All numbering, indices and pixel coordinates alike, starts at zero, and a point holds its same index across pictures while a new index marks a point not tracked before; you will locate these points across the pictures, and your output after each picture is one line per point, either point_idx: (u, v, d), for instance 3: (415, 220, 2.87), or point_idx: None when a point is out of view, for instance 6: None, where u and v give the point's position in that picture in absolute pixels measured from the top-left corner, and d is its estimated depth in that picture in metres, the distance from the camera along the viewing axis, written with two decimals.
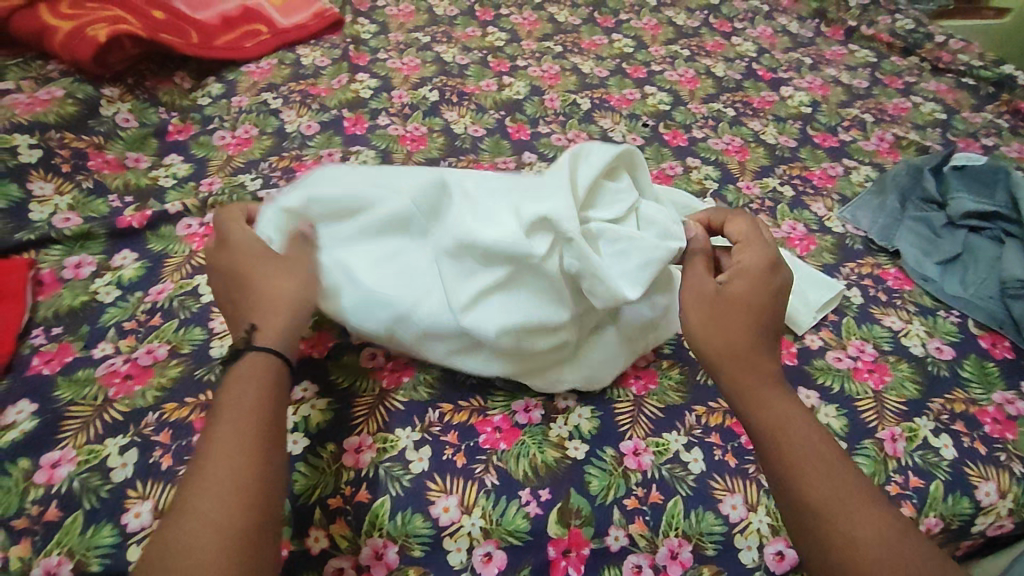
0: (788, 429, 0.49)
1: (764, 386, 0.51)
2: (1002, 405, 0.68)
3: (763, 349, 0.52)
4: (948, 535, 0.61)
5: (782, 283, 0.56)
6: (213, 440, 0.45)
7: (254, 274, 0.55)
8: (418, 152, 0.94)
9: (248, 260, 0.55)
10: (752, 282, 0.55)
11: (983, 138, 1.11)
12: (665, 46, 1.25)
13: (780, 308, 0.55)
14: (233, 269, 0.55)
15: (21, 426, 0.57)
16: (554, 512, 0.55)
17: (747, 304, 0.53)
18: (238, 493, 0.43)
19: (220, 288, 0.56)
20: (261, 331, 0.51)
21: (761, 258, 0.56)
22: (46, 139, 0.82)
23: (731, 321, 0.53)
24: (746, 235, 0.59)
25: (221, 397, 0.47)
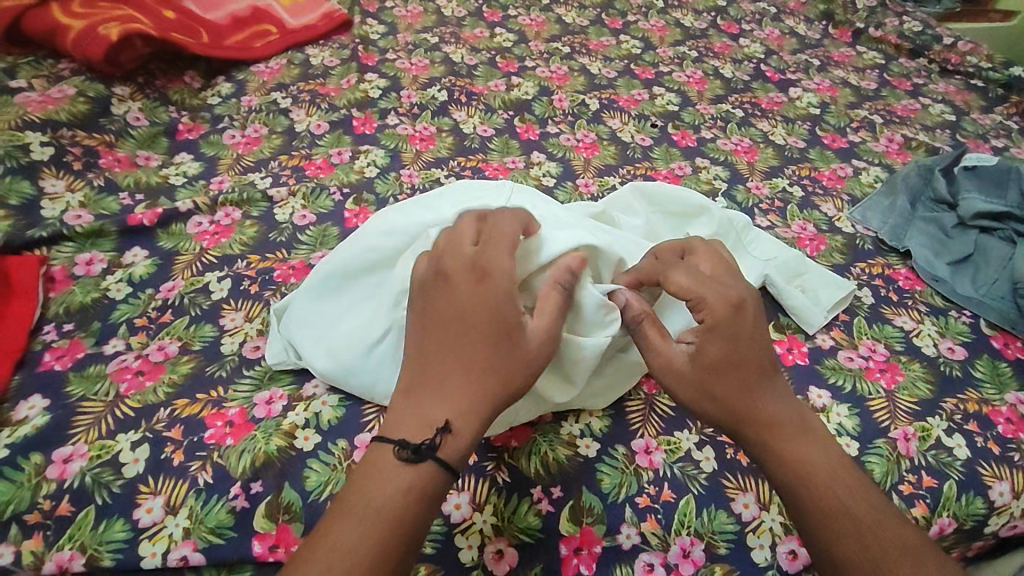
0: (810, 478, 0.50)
1: (777, 439, 0.51)
2: (1015, 405, 0.68)
3: (762, 403, 0.52)
4: (961, 535, 0.61)
5: (751, 324, 0.53)
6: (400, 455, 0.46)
7: (494, 333, 0.49)
8: (427, 151, 0.94)
9: (496, 311, 0.49)
10: (723, 340, 0.52)
11: (992, 139, 1.10)
12: (673, 47, 1.25)
13: (759, 354, 0.52)
14: (479, 312, 0.49)
15: (33, 421, 0.57)
16: (565, 510, 0.55)
17: (731, 362, 0.51)
18: (397, 531, 0.43)
19: (462, 320, 0.49)
20: (459, 424, 0.47)
21: (721, 304, 0.53)
22: (58, 137, 0.82)
23: (718, 390, 0.51)
24: (693, 274, 0.55)
25: (420, 413, 0.47)
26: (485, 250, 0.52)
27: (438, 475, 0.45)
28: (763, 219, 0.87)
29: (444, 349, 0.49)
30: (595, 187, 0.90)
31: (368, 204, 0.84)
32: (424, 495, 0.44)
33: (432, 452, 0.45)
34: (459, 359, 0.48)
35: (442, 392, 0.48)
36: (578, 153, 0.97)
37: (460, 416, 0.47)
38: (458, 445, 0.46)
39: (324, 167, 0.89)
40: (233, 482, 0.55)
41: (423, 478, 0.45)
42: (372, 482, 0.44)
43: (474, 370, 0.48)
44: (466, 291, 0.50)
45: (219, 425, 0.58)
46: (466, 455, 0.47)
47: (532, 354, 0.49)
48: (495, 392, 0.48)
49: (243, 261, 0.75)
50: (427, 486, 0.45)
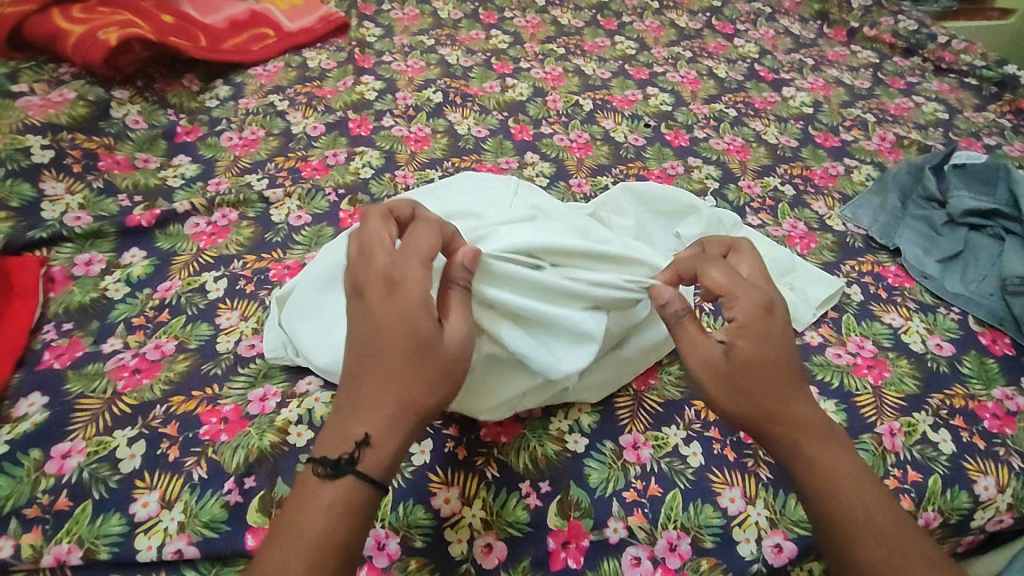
0: (839, 484, 0.50)
1: (806, 444, 0.51)
2: (1001, 401, 0.68)
3: (794, 405, 0.51)
4: (947, 529, 0.62)
5: (782, 328, 0.53)
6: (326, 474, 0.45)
7: (404, 339, 0.47)
8: (422, 152, 0.95)
9: (405, 321, 0.48)
10: (756, 340, 0.51)
11: (985, 137, 1.11)
12: (667, 47, 1.26)
13: (791, 357, 0.52)
14: (385, 326, 0.48)
15: (33, 418, 0.58)
16: (553, 504, 0.56)
17: (763, 364, 0.51)
18: (325, 553, 0.42)
19: (368, 334, 0.48)
20: (378, 430, 0.46)
21: (754, 306, 0.52)
22: (58, 140, 0.83)
23: (751, 390, 0.51)
24: (728, 274, 0.55)
25: (342, 427, 0.47)
26: (398, 259, 0.50)
27: (359, 488, 0.45)
28: (754, 217, 0.88)
29: (365, 366, 0.48)
30: (588, 187, 0.91)
31: (363, 205, 0.85)
32: (350, 510, 0.44)
33: (351, 465, 0.45)
34: (375, 371, 0.47)
35: (359, 405, 0.47)
36: (571, 153, 0.98)
37: (378, 426, 0.46)
38: (378, 457, 0.46)
39: (320, 168, 0.91)
40: (227, 477, 0.56)
41: (344, 494, 0.45)
42: (297, 508, 0.44)
43: (387, 383, 0.47)
44: (377, 304, 0.49)
45: (214, 422, 0.59)
46: (390, 465, 0.46)
47: (448, 364, 0.48)
48: (413, 402, 0.47)
49: (239, 261, 0.76)
50: (349, 501, 0.44)
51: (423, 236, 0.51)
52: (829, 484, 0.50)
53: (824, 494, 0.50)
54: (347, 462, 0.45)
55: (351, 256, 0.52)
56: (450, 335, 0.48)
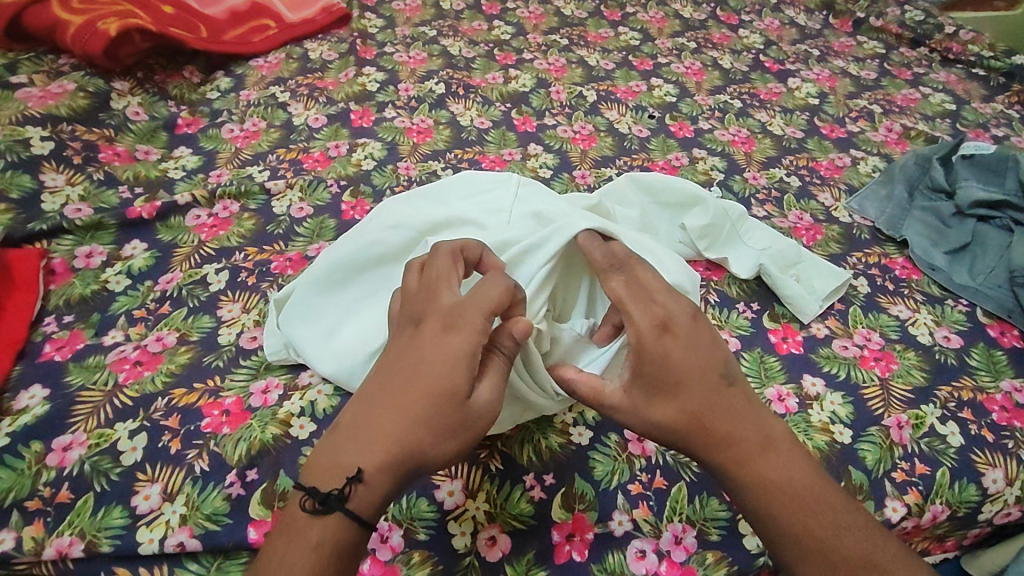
0: (775, 492, 0.48)
1: (738, 460, 0.48)
2: (1010, 393, 0.68)
3: (712, 424, 0.49)
4: (954, 522, 0.61)
5: (683, 341, 0.50)
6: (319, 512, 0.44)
7: (430, 388, 0.46)
8: (424, 143, 0.94)
9: (438, 369, 0.46)
10: (659, 363, 0.49)
11: (993, 128, 1.10)
12: (672, 38, 1.25)
13: (698, 374, 0.49)
14: (420, 367, 0.47)
15: (34, 410, 0.58)
16: (557, 497, 0.56)
17: (669, 386, 0.49)
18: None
19: (402, 367, 0.48)
20: (373, 480, 0.45)
21: (646, 323, 0.50)
22: (58, 132, 0.83)
23: (661, 419, 0.49)
24: (630, 287, 0.52)
25: (342, 457, 0.46)
26: (462, 302, 0.49)
27: (346, 530, 0.44)
28: (759, 209, 0.87)
29: (387, 402, 0.47)
30: (592, 178, 0.91)
31: (365, 196, 0.84)
32: (331, 550, 0.44)
33: (340, 503, 0.44)
34: (394, 410, 0.46)
35: (367, 440, 0.46)
36: (574, 144, 0.97)
37: (374, 467, 0.45)
38: (367, 497, 0.45)
39: (322, 160, 0.90)
40: (229, 469, 0.56)
41: (332, 533, 0.44)
42: (287, 540, 0.44)
43: (400, 426, 0.46)
44: (427, 339, 0.48)
45: (216, 414, 0.59)
46: (378, 509, 0.45)
47: (462, 425, 0.46)
48: (418, 452, 0.46)
49: (241, 253, 0.75)
50: (335, 542, 0.44)
51: (493, 283, 0.49)
52: (765, 493, 0.48)
53: (760, 512, 0.48)
54: (338, 497, 0.44)
55: (412, 286, 0.52)
56: (476, 399, 0.47)
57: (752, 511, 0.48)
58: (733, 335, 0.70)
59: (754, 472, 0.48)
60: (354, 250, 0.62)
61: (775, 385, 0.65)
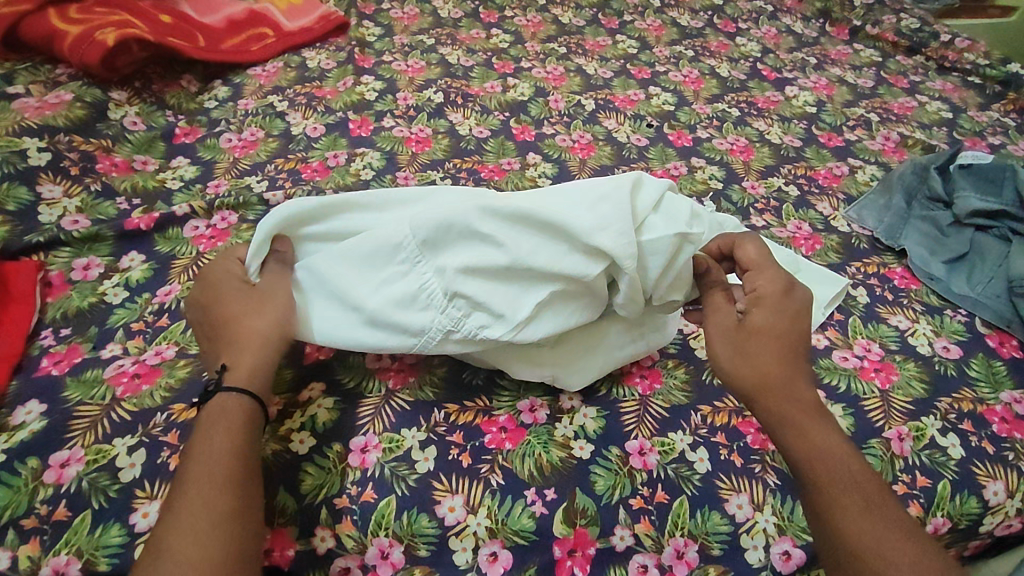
0: (832, 458, 0.49)
1: (808, 416, 0.51)
2: (1010, 404, 0.68)
3: (794, 381, 0.52)
4: (956, 534, 0.61)
5: (798, 307, 0.56)
6: (206, 410, 0.51)
7: (238, 314, 0.56)
8: (423, 153, 0.94)
9: (243, 302, 0.57)
10: (772, 313, 0.54)
11: (989, 137, 1.10)
12: (669, 46, 1.25)
13: (800, 339, 0.54)
14: (227, 310, 0.57)
15: (30, 426, 0.57)
16: (559, 512, 0.55)
17: (774, 333, 0.53)
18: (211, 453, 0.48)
19: (215, 324, 0.57)
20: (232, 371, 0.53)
21: (778, 283, 0.56)
22: (55, 142, 0.82)
23: (759, 351, 0.53)
24: (762, 251, 0.58)
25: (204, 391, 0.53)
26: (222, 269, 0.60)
27: (231, 399, 0.51)
28: (758, 218, 0.87)
29: (221, 331, 0.56)
30: None
31: None
32: (222, 413, 0.50)
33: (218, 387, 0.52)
34: (233, 327, 0.56)
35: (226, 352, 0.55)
36: (573, 153, 0.97)
37: (236, 357, 0.54)
38: (238, 373, 0.53)
39: (320, 170, 0.90)
40: None
41: (219, 407, 0.51)
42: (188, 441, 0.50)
43: (242, 329, 0.56)
44: (212, 296, 0.58)
45: None
46: (253, 372, 0.53)
47: (271, 300, 0.57)
48: (259, 331, 0.56)
49: None
50: (222, 409, 0.51)
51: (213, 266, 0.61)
52: (820, 452, 0.49)
53: (813, 467, 0.49)
54: (212, 389, 0.52)
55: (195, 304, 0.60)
56: (261, 281, 0.59)
57: (810, 467, 0.49)
58: None
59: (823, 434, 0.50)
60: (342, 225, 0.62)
61: None
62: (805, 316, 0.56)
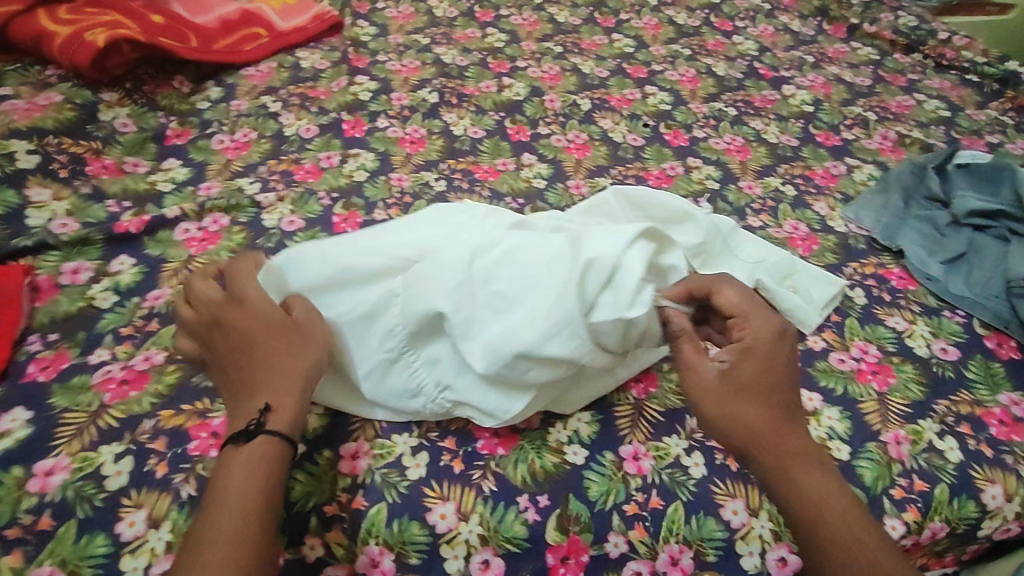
0: (829, 514, 0.50)
1: (802, 470, 0.52)
2: (1008, 406, 0.67)
3: (784, 436, 0.53)
4: (953, 538, 0.61)
5: (785, 354, 0.55)
6: (245, 450, 0.49)
7: (256, 343, 0.53)
8: (417, 154, 0.93)
9: (257, 328, 0.53)
10: (758, 365, 0.54)
11: (987, 135, 1.10)
12: (666, 45, 1.24)
13: (788, 388, 0.54)
14: (243, 334, 0.53)
15: (15, 434, 0.57)
16: (552, 518, 0.55)
17: (757, 388, 0.53)
18: (258, 503, 0.47)
19: (222, 346, 0.54)
20: (274, 413, 0.51)
21: (766, 332, 0.55)
22: (43, 145, 0.82)
23: (745, 406, 0.53)
24: (743, 296, 0.57)
25: (238, 423, 0.51)
26: (235, 280, 0.56)
27: (274, 444, 0.49)
28: (754, 219, 0.87)
29: (241, 359, 0.53)
30: (586, 188, 0.90)
31: (357, 209, 0.83)
32: (259, 462, 0.48)
33: (261, 429, 0.50)
34: (263, 357, 0.53)
35: (253, 387, 0.52)
36: (569, 154, 0.96)
37: (275, 396, 0.51)
38: (281, 415, 0.51)
39: (313, 171, 0.89)
40: None
41: (261, 451, 0.49)
42: (219, 480, 0.48)
43: (276, 363, 0.52)
44: (223, 313, 0.54)
45: (203, 436, 0.58)
46: (295, 416, 0.51)
47: (310, 338, 0.54)
48: (297, 368, 0.53)
49: None
50: (267, 455, 0.49)
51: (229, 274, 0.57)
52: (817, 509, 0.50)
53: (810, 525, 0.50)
54: (252, 429, 0.49)
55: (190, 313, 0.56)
56: (299, 313, 0.56)
57: (806, 511, 0.51)
58: None
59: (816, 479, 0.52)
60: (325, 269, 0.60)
61: None
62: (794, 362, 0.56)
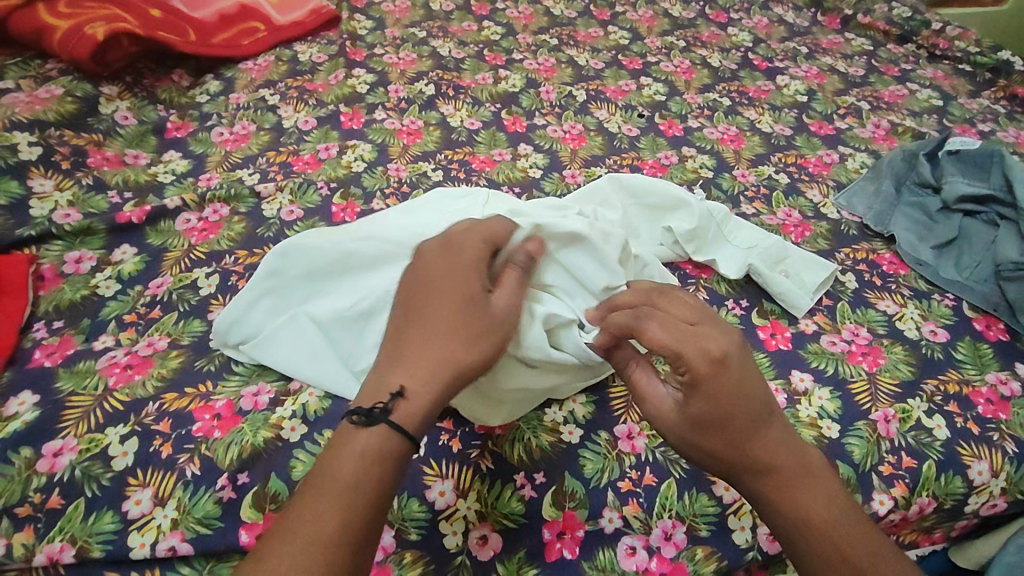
0: (819, 526, 0.48)
1: (785, 486, 0.49)
2: (995, 386, 0.69)
3: (757, 456, 0.49)
4: (941, 514, 0.62)
5: (738, 375, 0.50)
6: (358, 431, 0.46)
7: (432, 314, 0.52)
8: (415, 145, 0.94)
9: (455, 300, 0.53)
10: (711, 397, 0.49)
11: (979, 123, 1.11)
12: (661, 37, 1.25)
13: (748, 406, 0.49)
14: (440, 301, 0.53)
15: (23, 417, 0.58)
16: (548, 495, 0.56)
17: (719, 418, 0.49)
18: (352, 498, 0.43)
19: (421, 299, 0.53)
20: (407, 400, 0.48)
21: (702, 360, 0.49)
22: (45, 137, 0.83)
23: (702, 443, 0.50)
24: (670, 326, 0.51)
25: (366, 394, 0.49)
26: (463, 238, 0.58)
27: (391, 438, 0.46)
28: (748, 206, 0.88)
29: (415, 318, 0.53)
30: (582, 178, 0.91)
31: (355, 199, 0.84)
32: (368, 452, 0.45)
33: (384, 415, 0.47)
34: (428, 330, 0.51)
35: (400, 357, 0.50)
36: (564, 144, 0.97)
37: (415, 381, 0.49)
38: (412, 408, 0.48)
39: (312, 162, 0.90)
40: (220, 473, 0.56)
41: (377, 443, 0.46)
42: (333, 452, 0.46)
43: (437, 343, 0.51)
44: (434, 265, 0.55)
45: (207, 418, 0.59)
46: (422, 419, 0.48)
47: (489, 328, 0.52)
48: (453, 358, 0.50)
49: (231, 256, 0.75)
50: (379, 450, 0.46)
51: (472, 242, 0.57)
52: (805, 524, 0.48)
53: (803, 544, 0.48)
54: (377, 411, 0.47)
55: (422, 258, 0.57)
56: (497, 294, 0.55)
57: (792, 540, 0.49)
58: None
59: (794, 504, 0.49)
60: (322, 259, 0.64)
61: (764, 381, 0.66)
62: (748, 372, 0.50)
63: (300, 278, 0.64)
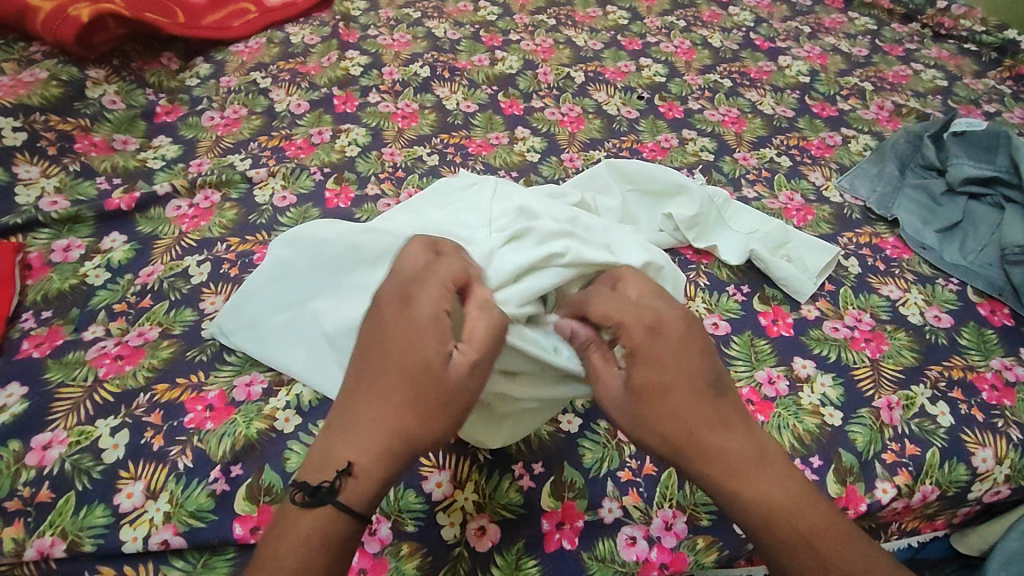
0: (774, 509, 0.46)
1: (741, 467, 0.47)
2: (1000, 371, 0.68)
3: (706, 437, 0.47)
4: (944, 501, 0.61)
5: (672, 344, 0.49)
6: (300, 511, 0.43)
7: (386, 375, 0.47)
8: (410, 129, 0.92)
9: (410, 358, 0.47)
10: (650, 367, 0.49)
11: (985, 105, 1.09)
12: (661, 17, 1.23)
13: (696, 382, 0.49)
14: (398, 358, 0.47)
15: (12, 409, 0.57)
16: (547, 485, 0.56)
17: (659, 389, 0.48)
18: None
19: (374, 351, 0.48)
20: (356, 477, 0.44)
21: (636, 326, 0.50)
22: (30, 122, 0.81)
23: (654, 427, 0.48)
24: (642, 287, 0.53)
25: (315, 458, 0.46)
26: (419, 278, 0.50)
27: (338, 520, 0.43)
28: (750, 189, 0.86)
29: (364, 385, 0.48)
30: (580, 161, 0.89)
31: (349, 183, 0.83)
32: (310, 537, 0.43)
33: (331, 496, 0.43)
34: (373, 398, 0.47)
35: (344, 427, 0.46)
36: (563, 127, 0.95)
37: (364, 457, 0.45)
38: (360, 488, 0.44)
39: (304, 147, 0.88)
40: (213, 465, 0.55)
41: (323, 526, 0.43)
42: (279, 535, 0.43)
43: (384, 416, 0.46)
44: (389, 318, 0.49)
45: (199, 409, 0.58)
46: (373, 496, 0.45)
47: (450, 394, 0.46)
48: (407, 436, 0.46)
49: (223, 244, 0.74)
50: (326, 535, 0.43)
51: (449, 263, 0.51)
52: (763, 507, 0.46)
53: (761, 528, 0.46)
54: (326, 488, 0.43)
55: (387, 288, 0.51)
56: (461, 345, 0.47)
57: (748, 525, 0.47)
58: (723, 318, 0.69)
59: (753, 489, 0.46)
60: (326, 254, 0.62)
61: (766, 368, 0.65)
62: (692, 348, 0.50)
63: (307, 273, 0.62)
